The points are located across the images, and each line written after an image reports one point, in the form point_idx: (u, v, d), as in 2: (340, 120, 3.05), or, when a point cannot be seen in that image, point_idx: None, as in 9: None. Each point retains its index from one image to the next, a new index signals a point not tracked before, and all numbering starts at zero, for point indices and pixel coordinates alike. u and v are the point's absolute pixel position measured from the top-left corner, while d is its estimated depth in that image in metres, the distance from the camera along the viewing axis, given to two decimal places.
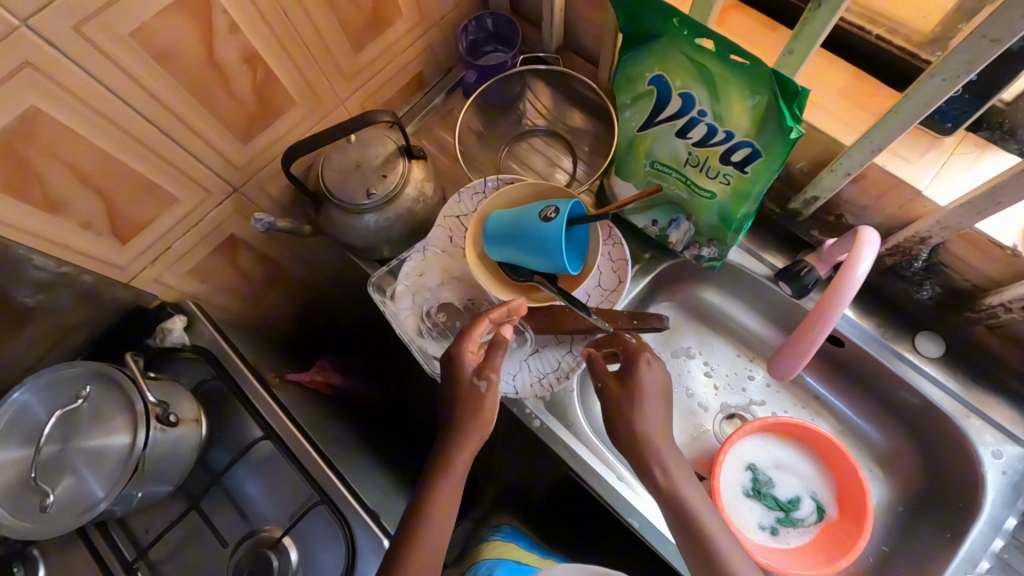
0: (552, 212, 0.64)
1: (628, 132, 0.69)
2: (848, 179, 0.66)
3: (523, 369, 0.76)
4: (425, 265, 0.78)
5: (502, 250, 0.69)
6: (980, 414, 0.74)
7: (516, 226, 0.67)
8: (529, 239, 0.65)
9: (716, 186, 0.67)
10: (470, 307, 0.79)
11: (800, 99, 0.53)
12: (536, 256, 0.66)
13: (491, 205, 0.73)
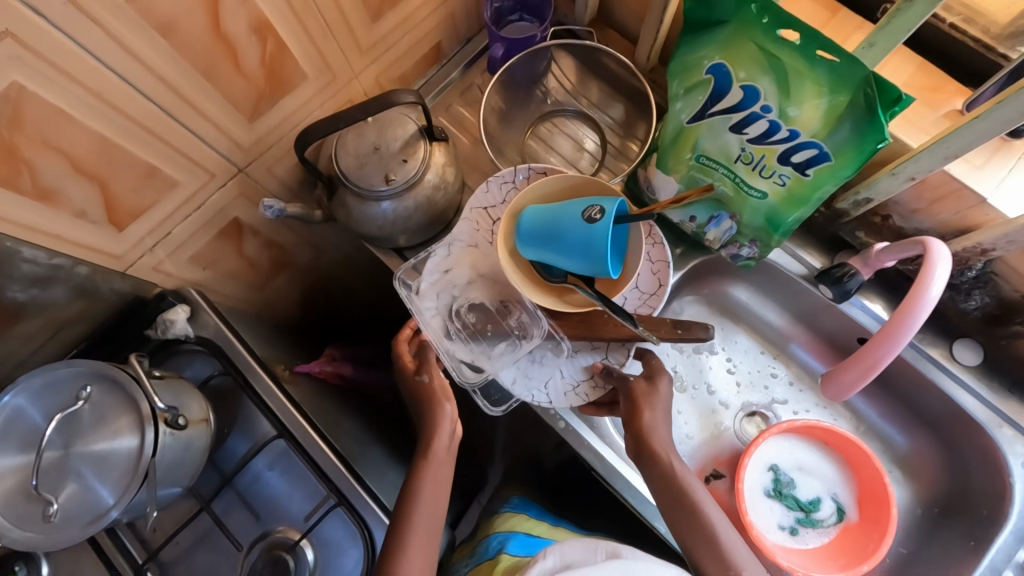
0: (596, 212, 0.61)
1: (675, 123, 0.64)
2: (909, 183, 0.62)
3: (555, 377, 0.76)
4: (453, 262, 0.76)
5: (538, 251, 0.66)
6: (1013, 424, 0.73)
7: (557, 226, 0.63)
8: (571, 241, 0.62)
9: (768, 187, 0.62)
10: (500, 309, 0.77)
11: (899, 105, 0.49)
12: (576, 258, 0.62)
13: (524, 199, 0.70)
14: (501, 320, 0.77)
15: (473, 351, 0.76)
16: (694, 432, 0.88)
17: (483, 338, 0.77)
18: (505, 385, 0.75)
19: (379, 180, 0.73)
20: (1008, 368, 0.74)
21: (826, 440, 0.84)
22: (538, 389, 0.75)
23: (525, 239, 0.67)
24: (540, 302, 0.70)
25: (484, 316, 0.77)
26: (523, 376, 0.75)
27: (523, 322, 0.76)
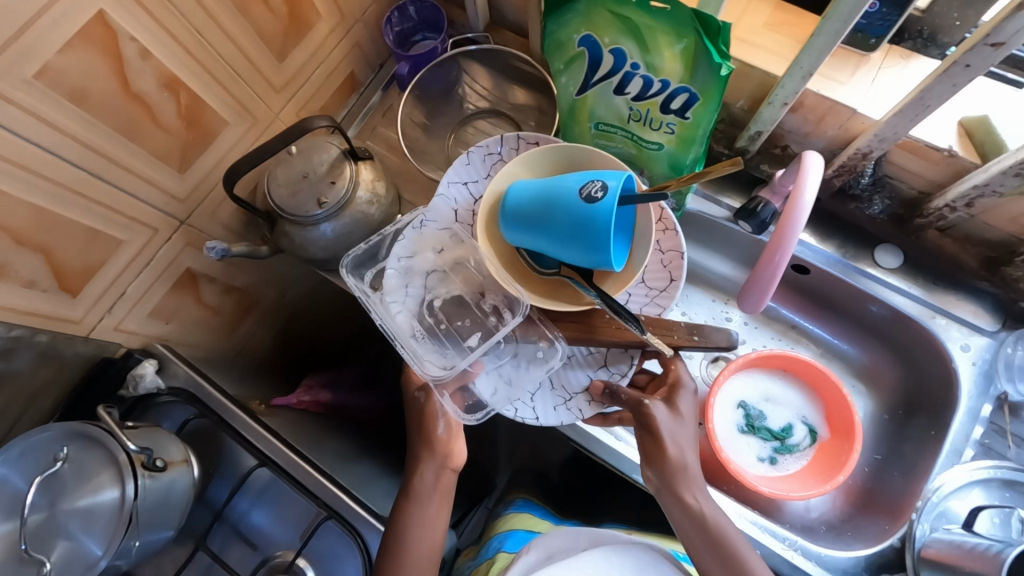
0: (596, 191, 0.59)
1: (567, 98, 0.69)
2: (786, 109, 0.68)
3: (546, 390, 0.78)
4: (420, 252, 0.78)
5: (527, 235, 0.66)
6: (945, 313, 0.77)
7: (555, 206, 0.62)
8: (571, 221, 0.61)
9: (661, 138, 0.67)
10: (473, 305, 0.77)
11: (723, 34, 0.55)
12: (568, 245, 0.62)
13: (514, 176, 0.69)
14: (474, 311, 0.77)
15: (444, 345, 0.76)
16: None
17: (452, 335, 0.77)
18: (484, 395, 0.76)
19: (312, 205, 0.77)
20: (929, 263, 0.79)
21: (784, 368, 0.88)
22: (525, 404, 0.77)
23: (510, 221, 0.66)
24: (535, 302, 0.70)
25: (457, 309, 0.78)
26: (505, 387, 0.77)
27: (497, 310, 0.76)
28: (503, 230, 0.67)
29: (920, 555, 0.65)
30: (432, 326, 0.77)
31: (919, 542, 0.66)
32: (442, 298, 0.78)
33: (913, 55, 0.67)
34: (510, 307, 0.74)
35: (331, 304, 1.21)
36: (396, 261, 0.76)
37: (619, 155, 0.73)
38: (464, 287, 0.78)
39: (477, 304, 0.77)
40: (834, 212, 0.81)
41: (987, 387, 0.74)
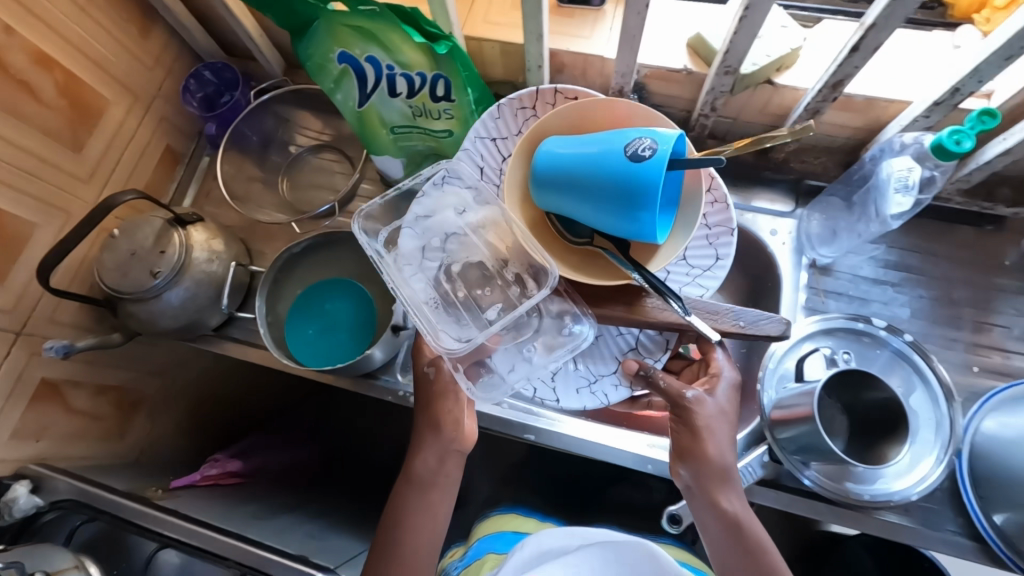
0: (647, 147, 0.56)
1: (352, 112, 0.74)
2: (546, 70, 0.76)
3: (572, 371, 0.78)
4: (438, 205, 0.73)
5: (560, 200, 0.64)
6: (749, 208, 0.86)
7: (602, 163, 0.58)
8: (613, 182, 0.58)
9: (446, 124, 0.75)
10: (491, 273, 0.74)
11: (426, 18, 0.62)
12: (603, 210, 0.60)
13: (546, 127, 0.66)
14: (499, 278, 0.74)
15: (459, 316, 0.72)
16: None
17: (462, 309, 0.73)
18: (501, 371, 0.73)
19: (148, 278, 0.78)
20: (724, 169, 0.88)
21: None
22: (543, 386, 0.78)
23: (539, 182, 0.64)
24: (563, 273, 0.68)
25: (476, 278, 0.74)
26: (525, 366, 0.73)
27: (518, 278, 0.72)
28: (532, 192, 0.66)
29: (772, 419, 0.71)
30: (448, 293, 0.73)
31: (768, 408, 0.72)
32: (461, 262, 0.75)
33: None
34: (534, 276, 0.70)
35: (231, 377, 1.19)
36: (414, 217, 0.73)
37: (422, 148, 0.81)
38: (487, 254, 0.74)
39: (501, 274, 0.73)
40: None
41: (799, 260, 0.83)
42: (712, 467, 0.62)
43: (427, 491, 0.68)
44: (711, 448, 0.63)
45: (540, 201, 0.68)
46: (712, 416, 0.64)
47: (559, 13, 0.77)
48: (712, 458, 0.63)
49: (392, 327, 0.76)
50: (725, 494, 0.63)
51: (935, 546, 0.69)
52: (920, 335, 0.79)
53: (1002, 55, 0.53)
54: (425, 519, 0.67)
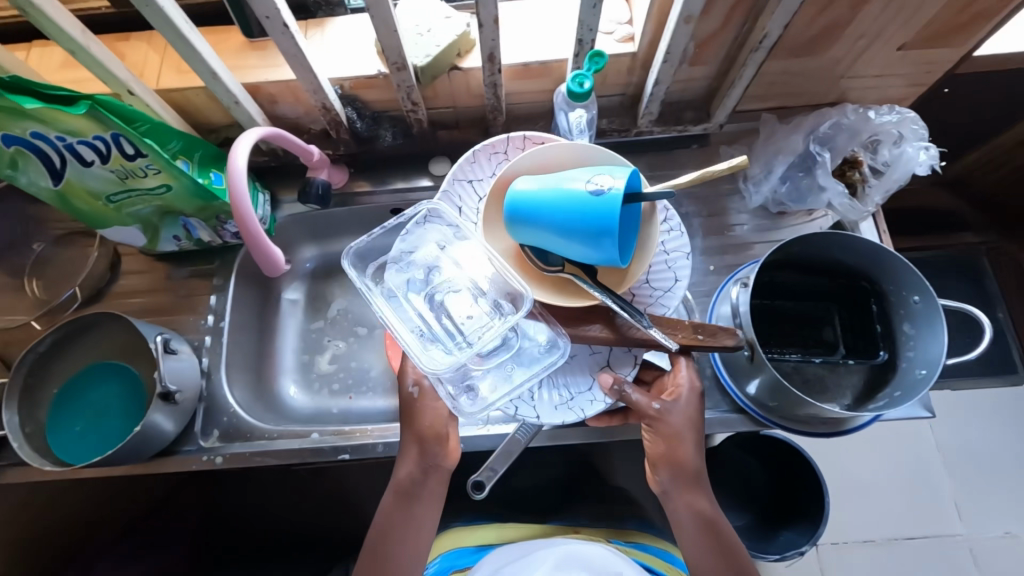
0: (604, 185, 0.59)
1: (51, 192, 0.71)
2: (250, 104, 0.76)
3: (553, 387, 0.76)
4: (419, 238, 0.77)
5: (531, 231, 0.66)
6: None
7: (561, 199, 0.62)
8: (572, 217, 0.61)
9: (156, 179, 0.73)
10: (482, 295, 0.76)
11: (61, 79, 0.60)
12: (575, 238, 0.62)
13: (515, 168, 0.70)
14: (478, 304, 0.76)
15: (444, 340, 0.73)
16: (376, 362, 1.01)
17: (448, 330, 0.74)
18: (482, 393, 0.74)
19: None
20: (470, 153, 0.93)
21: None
22: (526, 404, 0.74)
23: (510, 221, 0.67)
24: (539, 296, 0.71)
25: (460, 305, 0.77)
26: (506, 384, 0.74)
27: (495, 302, 0.75)
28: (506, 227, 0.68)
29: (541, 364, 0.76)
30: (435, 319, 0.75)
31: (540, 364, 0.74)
32: (447, 292, 0.78)
33: (326, 19, 0.80)
34: (511, 300, 0.72)
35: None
36: (398, 253, 0.76)
37: (153, 208, 0.78)
38: (476, 287, 0.77)
39: (486, 296, 0.76)
40: (375, 155, 0.90)
41: None
42: (682, 469, 0.70)
43: (410, 507, 0.72)
44: (675, 450, 0.70)
45: (513, 236, 0.70)
46: (673, 429, 0.70)
47: (251, 48, 0.78)
48: (680, 464, 0.70)
49: (160, 394, 0.74)
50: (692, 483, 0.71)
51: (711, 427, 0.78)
52: None
53: (591, 4, 0.61)
54: (399, 532, 0.71)
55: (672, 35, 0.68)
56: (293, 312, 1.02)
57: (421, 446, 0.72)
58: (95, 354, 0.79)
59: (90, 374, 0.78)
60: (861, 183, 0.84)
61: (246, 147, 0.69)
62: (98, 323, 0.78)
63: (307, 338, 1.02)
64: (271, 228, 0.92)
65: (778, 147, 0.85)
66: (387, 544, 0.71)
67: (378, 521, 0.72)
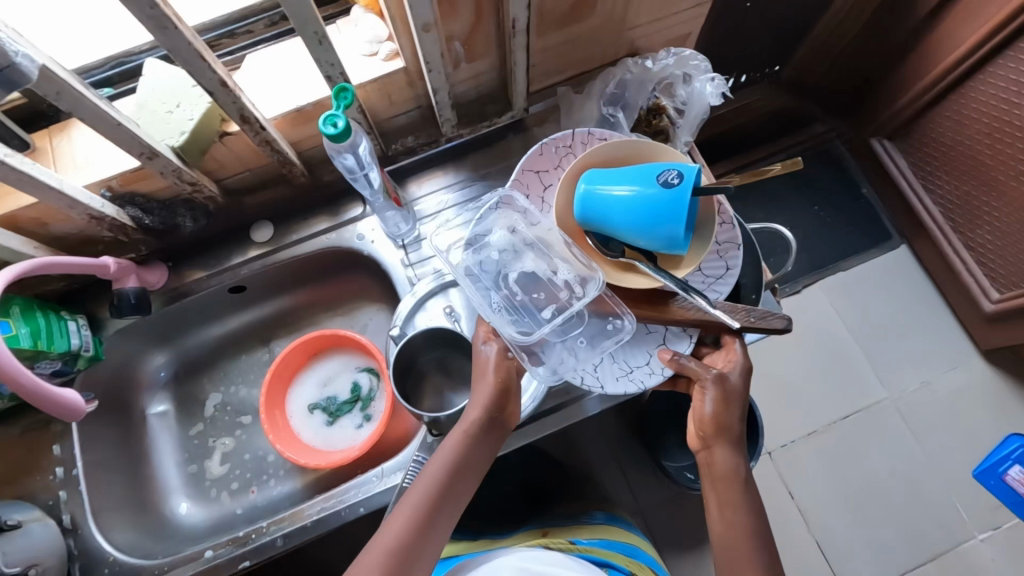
0: (675, 178, 0.59)
1: None
2: (9, 238, 0.68)
3: (602, 360, 0.71)
4: (492, 218, 0.74)
5: (601, 220, 0.64)
6: (329, 228, 0.90)
7: (635, 196, 0.60)
8: (643, 207, 0.60)
9: None
10: (550, 279, 0.73)
11: None
12: (648, 231, 0.61)
13: (584, 163, 0.67)
14: (552, 287, 0.73)
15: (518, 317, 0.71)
16: (269, 447, 0.95)
17: (517, 308, 0.72)
18: (552, 365, 0.69)
19: None
20: (292, 209, 0.90)
21: (312, 353, 0.94)
22: (588, 372, 0.69)
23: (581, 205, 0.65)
24: (608, 279, 0.68)
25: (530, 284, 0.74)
26: (572, 359, 0.70)
27: (567, 285, 0.72)
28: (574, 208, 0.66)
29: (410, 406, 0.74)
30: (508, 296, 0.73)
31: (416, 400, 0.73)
32: (517, 271, 0.74)
33: (67, 124, 0.72)
34: (582, 282, 0.70)
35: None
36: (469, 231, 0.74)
37: None
38: (549, 267, 0.74)
39: (554, 278, 0.73)
40: (194, 244, 0.87)
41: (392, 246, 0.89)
42: (734, 425, 0.64)
43: (473, 459, 0.64)
44: (729, 414, 0.64)
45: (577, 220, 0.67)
46: (729, 391, 0.64)
47: None
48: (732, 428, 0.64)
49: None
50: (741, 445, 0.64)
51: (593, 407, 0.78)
52: None
53: (312, 33, 0.58)
54: (453, 488, 0.62)
55: (422, 48, 0.66)
56: (163, 426, 0.95)
57: (490, 407, 0.65)
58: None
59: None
60: (670, 127, 0.85)
61: None
62: None
63: (188, 447, 0.95)
64: (97, 353, 0.83)
65: (580, 119, 0.87)
66: (434, 507, 0.61)
67: (419, 483, 0.62)
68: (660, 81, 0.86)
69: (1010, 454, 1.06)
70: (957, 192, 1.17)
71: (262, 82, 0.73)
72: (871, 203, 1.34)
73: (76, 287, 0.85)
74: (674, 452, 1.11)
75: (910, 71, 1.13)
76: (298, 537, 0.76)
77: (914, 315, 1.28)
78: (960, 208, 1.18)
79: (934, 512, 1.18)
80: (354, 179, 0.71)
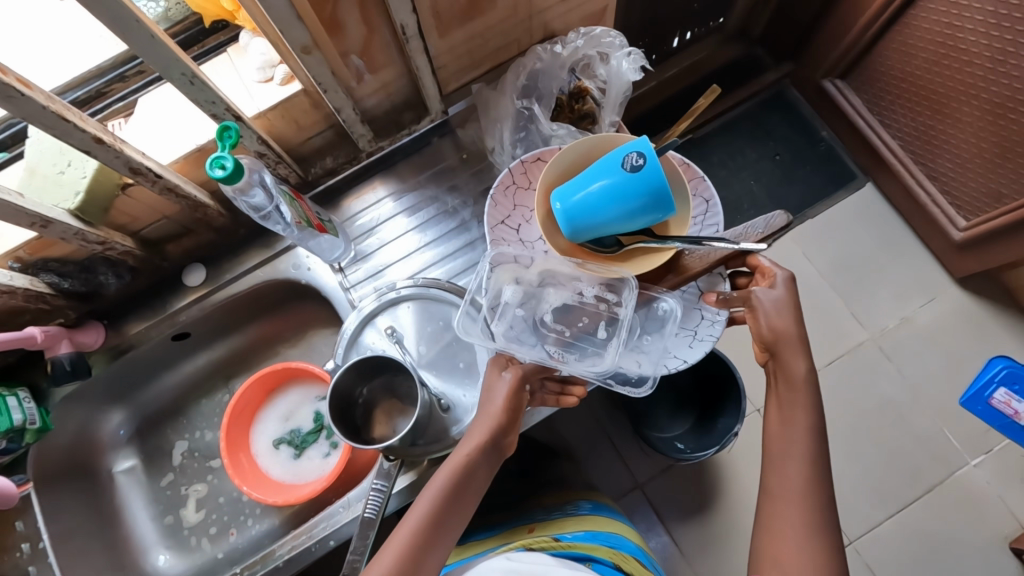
0: (640, 159, 0.54)
1: None
2: None
3: (673, 337, 0.68)
4: (500, 281, 0.68)
5: (593, 228, 0.59)
6: (265, 262, 0.87)
7: (614, 184, 0.56)
8: (628, 192, 0.55)
9: None
10: (583, 297, 0.69)
11: None
12: (641, 214, 0.57)
13: (548, 178, 0.63)
14: (585, 308, 0.69)
15: (583, 351, 0.67)
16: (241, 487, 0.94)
17: (572, 342, 0.68)
18: (635, 369, 0.67)
19: None
20: (224, 249, 0.88)
21: (266, 392, 0.92)
22: (669, 356, 0.67)
23: (565, 219, 0.60)
24: (636, 269, 0.63)
25: (568, 313, 0.69)
26: (645, 353, 0.68)
27: (597, 297, 0.69)
28: (562, 226, 0.60)
29: (360, 434, 0.72)
30: (560, 337, 0.68)
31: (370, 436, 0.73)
32: (548, 310, 0.69)
33: None
34: (612, 289, 0.67)
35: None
36: (490, 308, 0.67)
37: None
38: (573, 293, 0.69)
39: (584, 298, 0.69)
40: (127, 297, 0.86)
41: (329, 270, 0.87)
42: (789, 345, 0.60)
43: (481, 475, 0.60)
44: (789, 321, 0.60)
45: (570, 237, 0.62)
46: (780, 305, 0.60)
47: None
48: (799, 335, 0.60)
49: None
50: (796, 368, 0.60)
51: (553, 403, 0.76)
52: (450, 257, 0.88)
53: (180, 74, 0.56)
54: (460, 501, 0.58)
55: (308, 69, 0.64)
56: (132, 482, 0.94)
57: (498, 428, 0.62)
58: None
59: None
60: (595, 109, 0.83)
61: None
62: None
63: (160, 500, 0.94)
64: (45, 424, 0.82)
65: (498, 116, 0.84)
66: (439, 524, 0.57)
67: (425, 496, 0.58)
68: (577, 64, 0.83)
69: (994, 378, 0.97)
70: (913, 124, 1.03)
71: (157, 126, 0.69)
72: (831, 146, 1.19)
73: (15, 359, 0.84)
74: (663, 422, 1.01)
75: (848, 9, 1.00)
76: None
77: (888, 251, 1.15)
78: (916, 140, 1.05)
79: (935, 453, 1.07)
80: (266, 216, 0.69)
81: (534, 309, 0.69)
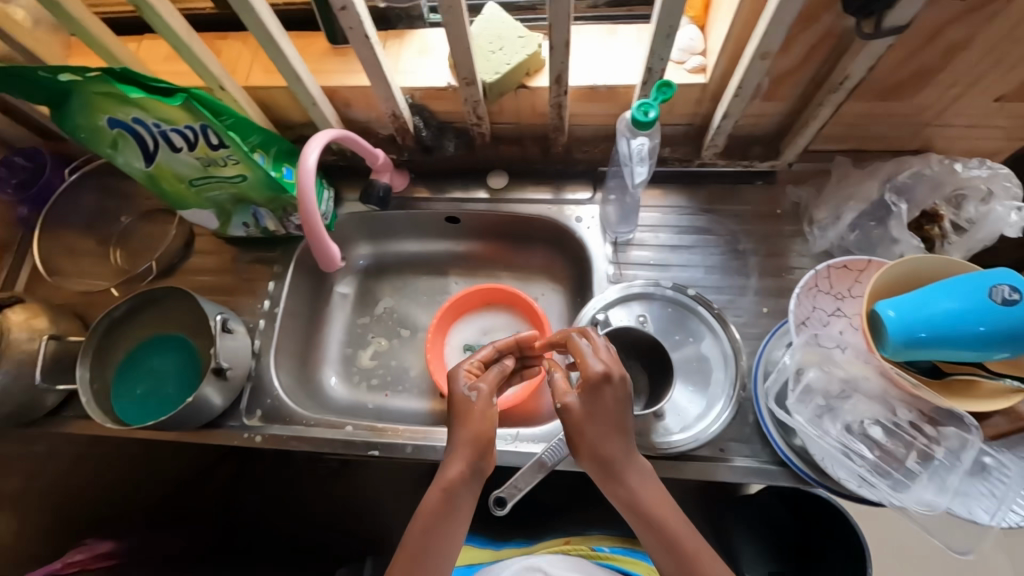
0: (1012, 295, 0.53)
1: (143, 173, 0.78)
2: (327, 106, 0.81)
3: (1002, 489, 0.62)
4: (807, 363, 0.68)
5: (930, 347, 0.56)
6: (557, 200, 0.94)
7: (976, 307, 0.54)
8: (993, 320, 0.53)
9: (235, 169, 0.78)
10: (899, 423, 0.66)
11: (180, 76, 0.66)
12: (993, 348, 0.54)
13: (883, 276, 0.62)
14: (901, 433, 0.66)
15: (889, 474, 0.64)
16: (413, 364, 1.02)
17: (880, 462, 0.65)
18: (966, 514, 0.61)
19: None
20: (528, 172, 0.96)
21: (482, 300, 1.00)
22: (1003, 506, 0.61)
23: (897, 331, 0.57)
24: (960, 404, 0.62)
25: (885, 431, 0.67)
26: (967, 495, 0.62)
27: (915, 429, 0.65)
28: (890, 336, 0.57)
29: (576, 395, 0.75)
30: (866, 452, 0.66)
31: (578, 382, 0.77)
32: (857, 421, 0.68)
33: (404, 33, 0.84)
34: (936, 424, 0.64)
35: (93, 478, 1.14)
36: (795, 392, 0.69)
37: (228, 197, 0.84)
38: (889, 413, 0.67)
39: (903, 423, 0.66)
40: (439, 168, 0.97)
41: (603, 239, 0.91)
42: None
43: (462, 499, 0.63)
44: None
45: (885, 350, 0.59)
46: None
47: (334, 54, 0.84)
48: None
49: (213, 370, 0.78)
50: None
51: (750, 476, 0.71)
52: (719, 287, 0.85)
53: (664, 36, 0.62)
54: (444, 529, 0.61)
55: (746, 72, 0.67)
56: (341, 305, 1.06)
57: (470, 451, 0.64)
58: (157, 326, 0.86)
59: (155, 346, 0.85)
60: (939, 239, 0.79)
61: (312, 147, 0.70)
62: (165, 298, 0.85)
63: (352, 332, 1.05)
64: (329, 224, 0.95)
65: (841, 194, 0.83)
66: (422, 555, 0.60)
67: (411, 526, 0.62)
68: (953, 190, 0.79)
69: None
70: None
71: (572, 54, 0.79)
72: None
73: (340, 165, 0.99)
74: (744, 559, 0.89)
75: None
76: (426, 454, 0.81)
77: None
78: None
79: None
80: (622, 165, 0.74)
81: (842, 411, 0.68)
